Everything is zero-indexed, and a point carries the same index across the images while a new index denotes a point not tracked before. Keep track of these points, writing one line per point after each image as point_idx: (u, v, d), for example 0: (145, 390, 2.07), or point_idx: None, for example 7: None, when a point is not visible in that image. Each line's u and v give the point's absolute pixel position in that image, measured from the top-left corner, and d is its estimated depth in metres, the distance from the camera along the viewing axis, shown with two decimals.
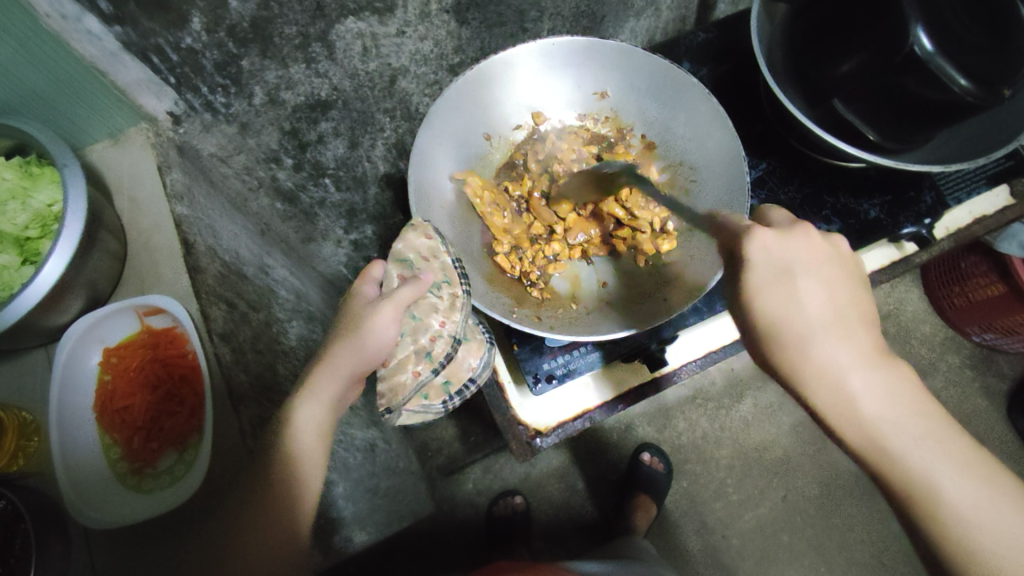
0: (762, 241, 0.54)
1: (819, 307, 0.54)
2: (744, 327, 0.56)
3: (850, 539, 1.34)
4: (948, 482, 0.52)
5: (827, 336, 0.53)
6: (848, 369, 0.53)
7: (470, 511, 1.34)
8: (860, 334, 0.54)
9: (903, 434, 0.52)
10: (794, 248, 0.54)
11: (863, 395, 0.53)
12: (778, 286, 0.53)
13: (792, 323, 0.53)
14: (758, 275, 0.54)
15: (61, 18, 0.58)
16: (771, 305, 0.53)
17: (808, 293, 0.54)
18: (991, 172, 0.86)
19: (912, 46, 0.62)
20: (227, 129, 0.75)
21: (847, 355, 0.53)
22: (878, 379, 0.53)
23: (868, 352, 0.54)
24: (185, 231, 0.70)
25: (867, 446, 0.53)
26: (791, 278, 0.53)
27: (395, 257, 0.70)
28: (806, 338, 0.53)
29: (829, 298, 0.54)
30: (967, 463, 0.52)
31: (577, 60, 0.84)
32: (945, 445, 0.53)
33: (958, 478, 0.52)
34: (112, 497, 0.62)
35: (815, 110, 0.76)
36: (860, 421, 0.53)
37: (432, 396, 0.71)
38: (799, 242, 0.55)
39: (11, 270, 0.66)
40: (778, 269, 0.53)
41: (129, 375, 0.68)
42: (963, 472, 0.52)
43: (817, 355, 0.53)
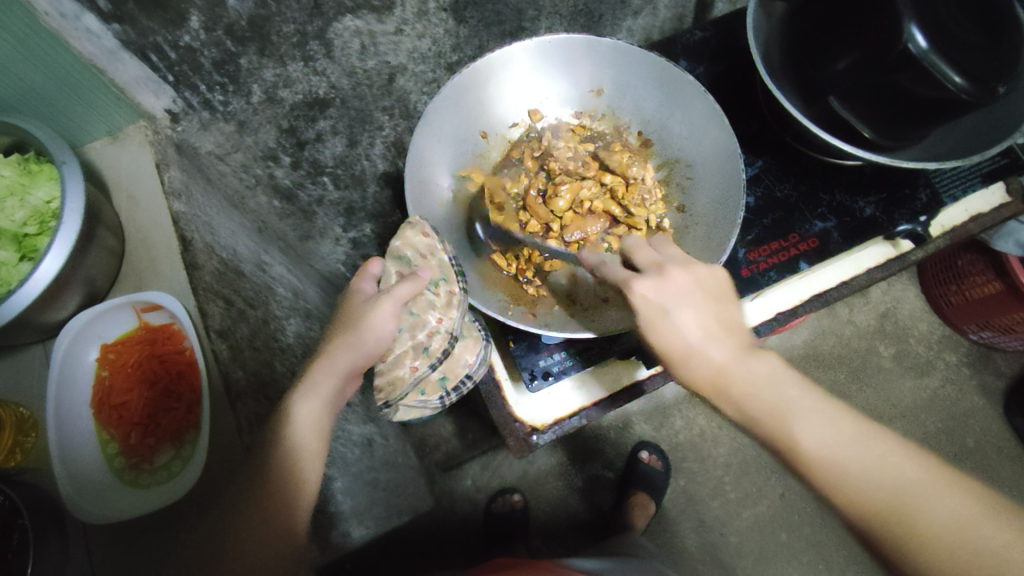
0: (644, 291, 0.60)
1: (690, 321, 0.60)
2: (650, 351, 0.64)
3: (848, 537, 1.34)
4: (824, 435, 0.54)
5: (708, 342, 0.60)
6: (729, 366, 0.59)
7: (468, 508, 1.34)
8: (730, 338, 0.60)
9: (786, 406, 0.56)
10: (672, 285, 0.61)
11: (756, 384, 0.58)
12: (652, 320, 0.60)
13: (675, 342, 0.60)
14: (644, 314, 0.61)
15: (60, 16, 0.59)
16: (662, 335, 0.60)
17: (683, 319, 0.60)
18: (986, 170, 0.87)
19: (906, 44, 0.62)
20: (225, 127, 0.75)
21: (721, 355, 0.59)
22: (755, 367, 0.59)
23: (742, 347, 0.60)
24: (183, 228, 0.71)
25: (767, 427, 0.56)
26: (667, 312, 0.60)
27: (392, 254, 0.70)
28: (688, 354, 0.59)
29: (700, 315, 0.60)
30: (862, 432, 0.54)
31: (573, 58, 0.85)
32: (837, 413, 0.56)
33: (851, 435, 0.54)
34: (110, 493, 0.63)
35: (811, 108, 0.76)
36: (742, 406, 0.58)
37: (429, 392, 0.72)
38: (675, 277, 0.62)
39: (9, 266, 0.66)
40: (654, 307, 0.60)
41: (126, 371, 0.68)
42: (857, 438, 0.54)
43: (699, 365, 0.59)
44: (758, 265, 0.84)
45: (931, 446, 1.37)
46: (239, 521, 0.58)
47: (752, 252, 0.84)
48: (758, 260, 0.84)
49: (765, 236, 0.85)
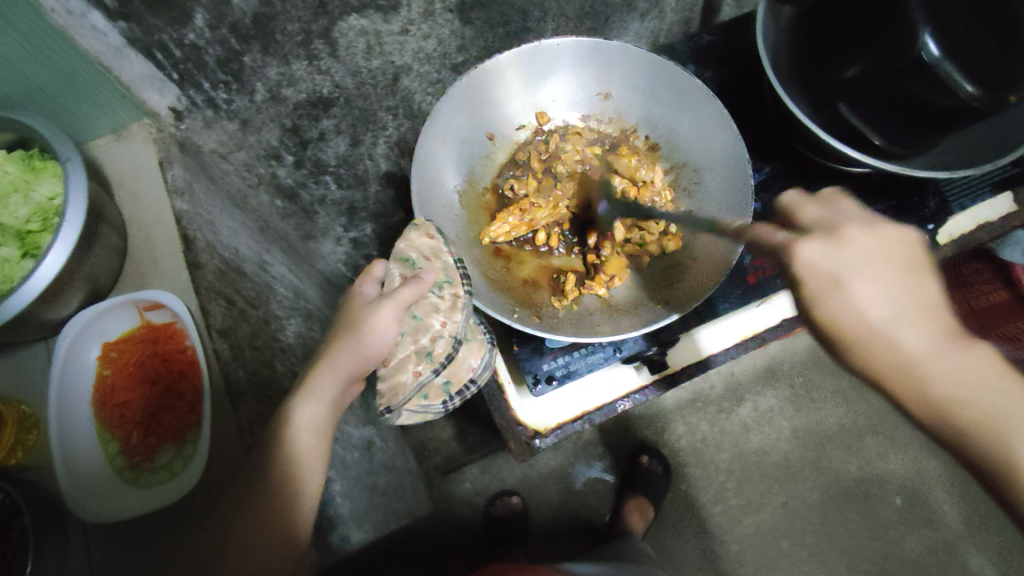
0: (813, 255, 0.54)
1: (892, 301, 0.54)
2: (814, 334, 0.58)
3: (849, 545, 1.34)
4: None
5: (910, 327, 0.54)
6: (924, 357, 0.54)
7: (467, 511, 1.34)
8: (939, 323, 0.55)
9: (998, 414, 0.52)
10: (849, 254, 0.54)
11: (944, 383, 0.53)
12: (835, 293, 0.54)
13: (855, 323, 0.54)
14: (815, 282, 0.55)
15: (66, 13, 0.58)
16: (838, 312, 0.54)
17: (862, 291, 0.54)
18: (997, 179, 0.86)
19: (919, 51, 0.66)
20: (228, 126, 0.75)
21: (924, 341, 0.54)
22: (953, 361, 0.54)
23: (947, 337, 0.54)
24: (185, 226, 0.70)
25: (958, 427, 0.53)
26: (843, 283, 0.54)
27: (396, 257, 0.70)
28: (876, 335, 0.54)
29: (882, 290, 0.54)
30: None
31: (580, 60, 0.84)
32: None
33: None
34: (113, 492, 0.62)
35: (820, 115, 0.73)
36: (953, 407, 0.53)
37: (432, 396, 0.71)
38: (853, 243, 0.55)
39: (11, 263, 0.66)
40: (827, 278, 0.54)
41: (128, 370, 0.68)
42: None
43: (881, 349, 0.54)
44: (764, 271, 0.83)
45: (934, 455, 1.37)
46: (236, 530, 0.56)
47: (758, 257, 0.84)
48: (764, 267, 0.83)
49: None
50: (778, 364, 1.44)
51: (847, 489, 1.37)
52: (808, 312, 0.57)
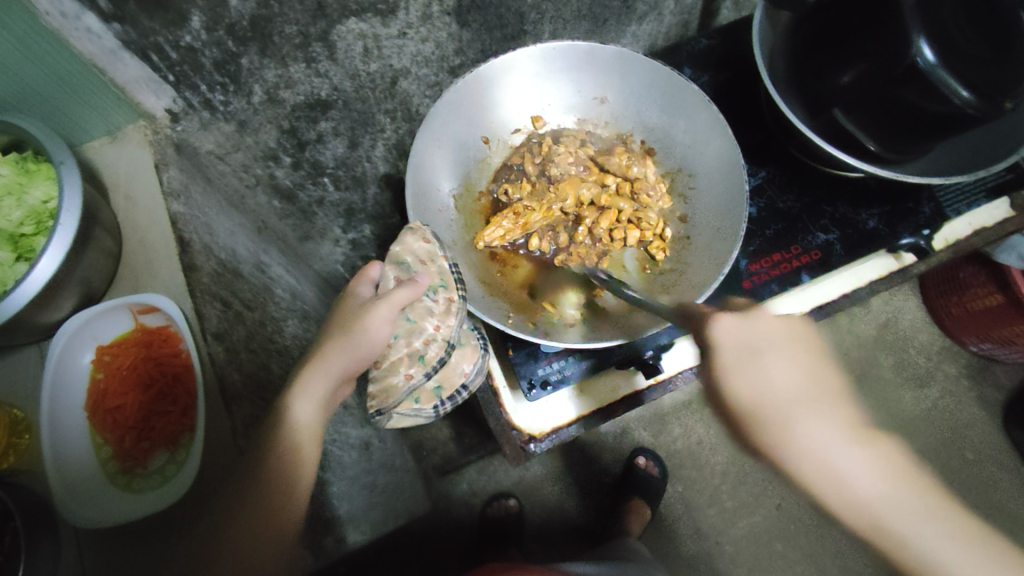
0: (735, 335, 0.55)
1: (795, 387, 0.55)
2: (726, 418, 0.57)
3: (844, 547, 1.34)
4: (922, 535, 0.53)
5: (809, 413, 0.55)
6: (831, 447, 0.54)
7: (464, 512, 1.34)
8: (838, 412, 0.56)
9: (887, 498, 0.54)
10: (765, 336, 0.56)
11: (848, 469, 0.54)
12: (748, 370, 0.55)
13: (764, 404, 0.54)
14: (732, 358, 0.55)
15: (60, 15, 0.58)
16: (750, 391, 0.54)
17: (772, 371, 0.55)
18: (991, 185, 0.86)
19: (913, 57, 0.62)
20: (225, 127, 0.74)
21: (828, 431, 0.55)
22: (854, 452, 0.54)
23: (848, 427, 0.55)
24: (180, 229, 0.70)
25: (850, 511, 0.54)
26: (757, 360, 0.55)
27: (392, 259, 0.70)
28: (788, 420, 0.54)
29: (789, 373, 0.55)
30: (952, 521, 0.54)
31: (577, 64, 0.84)
32: (932, 505, 0.54)
33: (954, 545, 0.53)
34: (105, 498, 0.62)
35: (814, 121, 0.76)
36: (850, 492, 0.54)
37: (423, 400, 0.71)
38: (766, 325, 0.56)
39: (6, 266, 0.66)
40: (744, 350, 0.55)
41: (121, 374, 0.68)
42: (962, 539, 0.53)
43: (790, 431, 0.54)
44: (760, 276, 0.83)
45: (930, 458, 1.37)
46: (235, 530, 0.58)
47: (753, 262, 0.84)
48: (760, 272, 0.84)
49: (767, 247, 0.85)
50: None
51: None
52: (725, 398, 0.56)
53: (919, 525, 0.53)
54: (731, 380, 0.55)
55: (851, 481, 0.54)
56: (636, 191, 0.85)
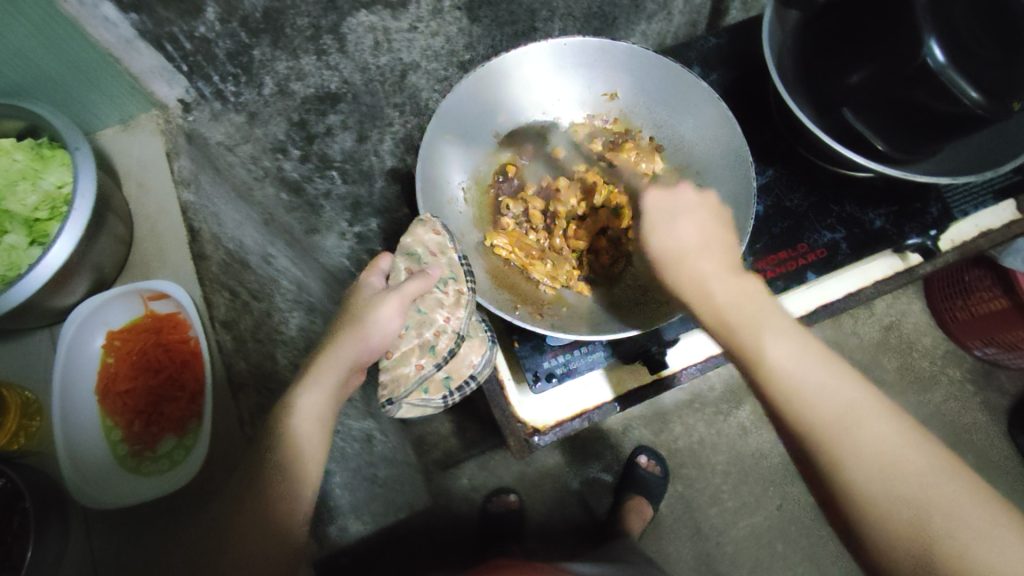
0: (653, 197, 0.68)
1: (687, 237, 0.64)
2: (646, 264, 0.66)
3: (844, 550, 1.34)
4: (787, 356, 0.55)
5: (703, 255, 0.63)
6: (710, 274, 0.61)
7: (464, 507, 1.34)
8: (726, 258, 0.63)
9: (761, 324, 0.58)
10: (676, 199, 0.67)
11: (730, 302, 0.60)
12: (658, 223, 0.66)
13: (667, 246, 0.64)
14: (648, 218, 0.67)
15: (78, 3, 0.59)
16: (655, 234, 0.65)
17: (676, 225, 0.65)
18: (997, 187, 0.87)
19: (924, 58, 0.62)
20: (236, 118, 0.75)
21: (712, 266, 0.62)
22: (733, 284, 0.61)
23: (730, 266, 0.62)
24: (191, 218, 0.72)
25: (738, 340, 0.58)
26: (669, 217, 0.66)
27: (402, 250, 0.71)
28: (678, 256, 0.63)
29: (694, 227, 0.65)
30: (827, 361, 0.55)
31: (588, 60, 0.84)
32: (805, 340, 0.57)
33: (823, 378, 0.54)
34: (114, 479, 0.63)
35: (825, 119, 0.76)
36: (723, 312, 0.59)
37: (432, 391, 0.72)
38: (685, 192, 0.68)
39: (19, 250, 0.66)
40: (660, 211, 0.67)
41: (132, 359, 0.69)
42: (844, 381, 0.54)
43: (686, 266, 0.62)
44: (767, 274, 0.83)
45: None
46: (241, 521, 0.57)
47: (759, 261, 0.84)
48: (767, 269, 0.83)
49: (772, 246, 0.85)
50: None
51: None
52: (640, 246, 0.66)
53: (787, 348, 0.56)
54: (646, 228, 0.66)
55: (729, 302, 0.59)
56: (645, 189, 0.86)
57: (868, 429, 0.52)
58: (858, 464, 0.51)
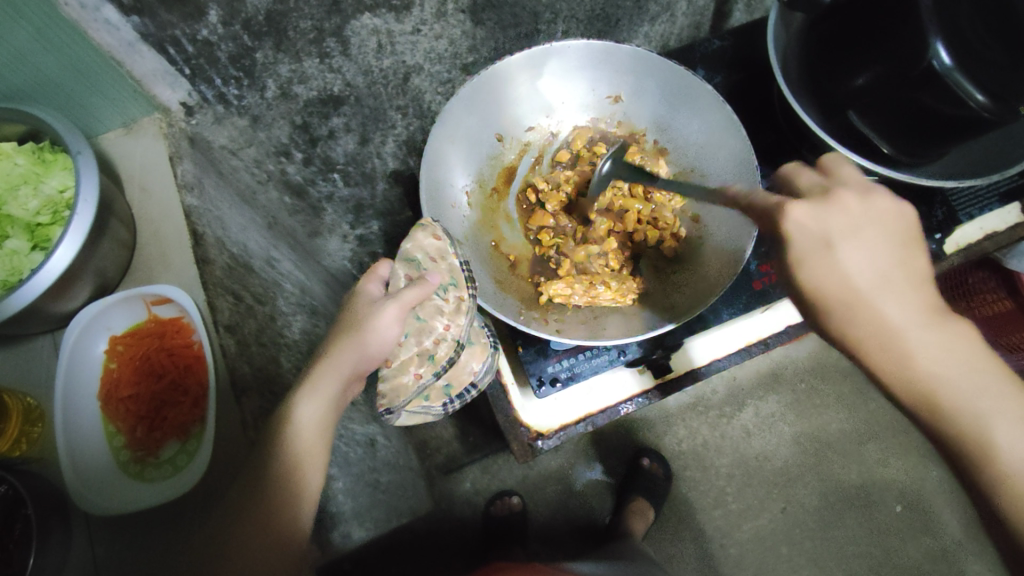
0: (801, 217, 0.54)
1: (869, 277, 0.54)
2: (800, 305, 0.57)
3: (848, 552, 1.34)
4: (1016, 443, 0.51)
5: (891, 297, 0.54)
6: (903, 327, 0.54)
7: (467, 511, 1.34)
8: (917, 296, 0.55)
9: (970, 391, 0.53)
10: (829, 216, 0.54)
11: (925, 357, 0.53)
12: (818, 259, 0.54)
13: (843, 290, 0.54)
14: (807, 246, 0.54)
15: (79, 7, 0.59)
16: (820, 277, 0.54)
17: (850, 256, 0.54)
18: (1004, 190, 0.86)
19: (930, 61, 0.62)
20: (239, 122, 0.77)
21: (906, 315, 0.54)
22: (932, 334, 0.54)
23: (930, 312, 0.54)
24: (195, 221, 0.71)
25: (950, 417, 0.53)
26: (832, 245, 0.54)
27: (401, 257, 0.69)
28: (860, 303, 0.54)
29: (873, 262, 0.54)
30: None
31: (592, 62, 0.84)
32: (1021, 412, 0.52)
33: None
34: (117, 485, 0.63)
35: (829, 122, 0.76)
36: (928, 374, 0.53)
37: (432, 398, 0.72)
38: (846, 211, 0.55)
39: (20, 255, 0.66)
40: (817, 239, 0.54)
41: (135, 363, 0.68)
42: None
43: (865, 315, 0.54)
44: (769, 278, 0.83)
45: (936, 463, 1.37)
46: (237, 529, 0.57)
47: (763, 264, 0.84)
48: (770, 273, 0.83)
49: None
50: (782, 369, 1.44)
51: (847, 495, 1.37)
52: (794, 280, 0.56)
53: (1008, 432, 0.51)
54: (799, 266, 0.55)
55: (927, 368, 0.53)
56: (649, 192, 0.85)
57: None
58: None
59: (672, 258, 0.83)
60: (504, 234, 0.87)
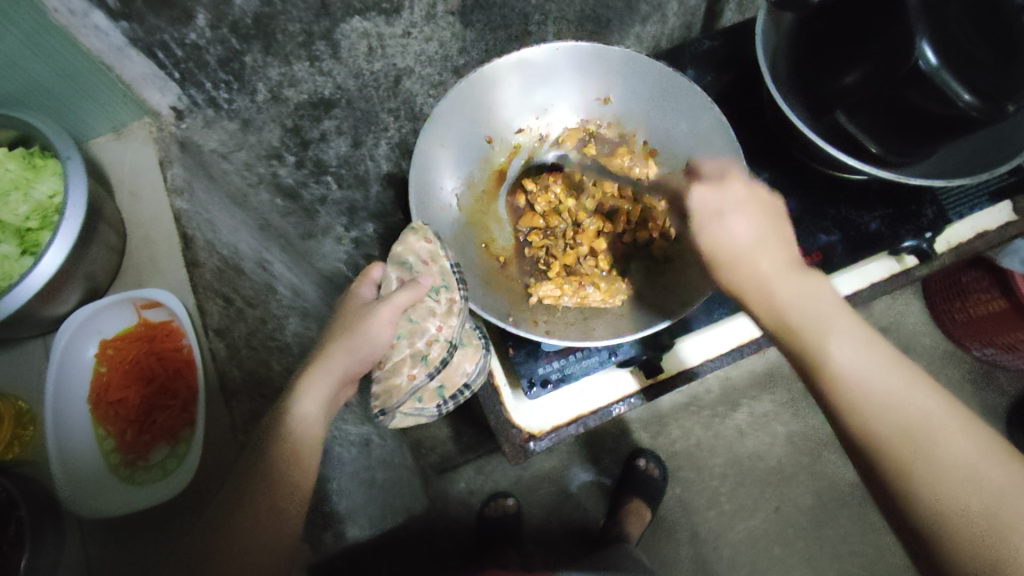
0: (702, 196, 0.67)
1: (745, 235, 0.64)
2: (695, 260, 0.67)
3: (842, 551, 1.34)
4: (853, 362, 0.54)
5: (763, 251, 0.62)
6: (774, 272, 0.61)
7: (462, 511, 1.34)
8: (789, 255, 0.63)
9: (824, 326, 0.57)
10: (730, 194, 0.67)
11: (790, 300, 0.59)
12: (712, 222, 0.65)
13: (721, 246, 0.64)
14: (702, 215, 0.67)
15: (68, 13, 0.59)
16: (710, 234, 0.65)
17: (734, 221, 0.64)
18: (994, 188, 0.87)
19: (917, 60, 0.61)
20: (229, 125, 0.75)
21: (774, 264, 0.61)
22: (795, 282, 0.60)
23: (794, 264, 0.62)
24: (185, 225, 0.70)
25: (805, 347, 0.57)
26: (720, 214, 0.65)
27: (394, 259, 0.70)
28: (735, 256, 0.62)
29: (752, 225, 0.64)
30: (901, 369, 0.54)
31: (580, 65, 0.84)
32: (874, 346, 0.55)
33: (899, 392, 0.53)
34: (106, 489, 0.63)
35: (818, 122, 0.76)
36: (787, 315, 0.59)
37: (425, 399, 0.71)
38: (734, 189, 0.67)
39: (10, 260, 0.66)
40: (711, 210, 0.66)
41: (124, 367, 0.68)
42: (912, 389, 0.53)
43: (744, 266, 0.62)
44: None
45: None
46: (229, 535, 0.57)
47: None
48: None
49: None
50: (777, 368, 1.44)
51: (841, 495, 1.37)
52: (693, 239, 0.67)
53: (855, 357, 0.54)
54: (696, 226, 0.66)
55: (790, 302, 0.59)
56: (636, 193, 0.88)
57: (941, 436, 0.51)
58: (929, 474, 0.49)
59: (663, 259, 0.82)
60: (495, 235, 0.87)
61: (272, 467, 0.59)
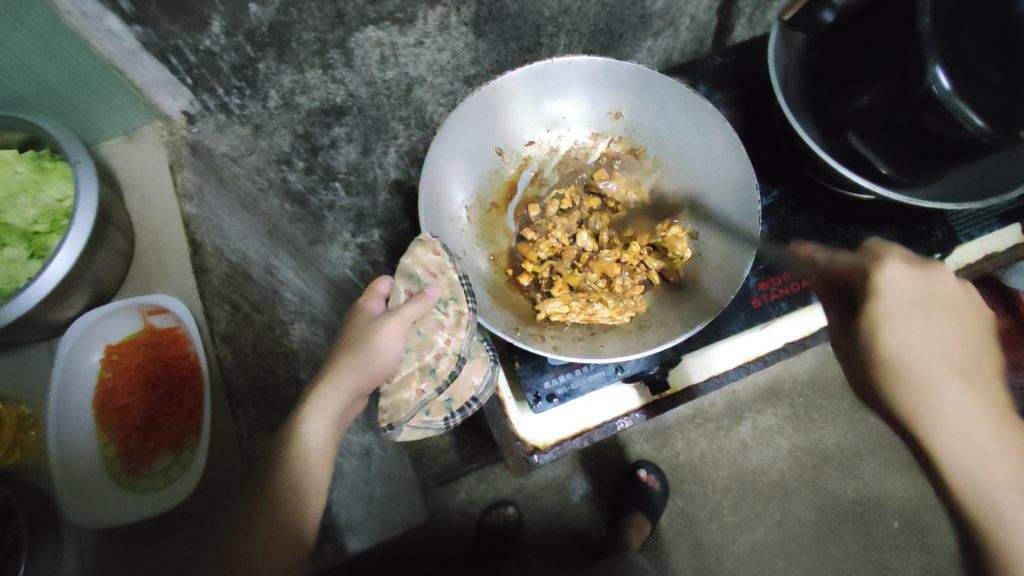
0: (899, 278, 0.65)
1: (946, 358, 0.62)
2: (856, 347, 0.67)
3: (844, 567, 1.33)
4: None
5: (955, 382, 0.61)
6: (967, 414, 0.60)
7: (463, 521, 1.34)
8: (987, 396, 0.62)
9: (1000, 492, 0.58)
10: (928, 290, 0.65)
11: (976, 445, 0.59)
12: (913, 323, 0.63)
13: (913, 357, 0.63)
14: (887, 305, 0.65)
15: (81, 15, 0.58)
16: (894, 338, 0.63)
17: (918, 335, 0.63)
18: (1003, 211, 0.86)
19: (929, 86, 0.61)
20: (240, 130, 0.75)
21: (968, 407, 0.61)
22: (988, 435, 0.60)
23: (995, 415, 0.61)
24: (194, 230, 0.71)
25: (978, 502, 0.58)
26: (925, 317, 0.63)
27: (402, 272, 0.70)
28: (930, 376, 0.62)
29: (942, 347, 0.63)
30: None
31: (593, 80, 0.84)
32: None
33: None
34: (107, 496, 0.62)
35: (830, 141, 0.76)
36: (970, 465, 0.59)
37: (432, 412, 0.72)
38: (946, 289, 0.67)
39: (18, 263, 0.66)
40: (905, 304, 0.64)
41: (129, 373, 0.68)
42: None
43: (937, 389, 0.61)
44: (769, 295, 0.83)
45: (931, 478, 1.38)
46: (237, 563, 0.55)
47: (763, 281, 0.84)
48: (769, 290, 0.84)
49: (777, 265, 0.85)
50: (780, 383, 1.44)
51: (844, 510, 1.37)
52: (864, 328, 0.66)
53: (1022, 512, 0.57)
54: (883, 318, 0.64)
55: (954, 423, 0.60)
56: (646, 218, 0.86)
57: None
58: None
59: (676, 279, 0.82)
60: (501, 248, 0.87)
61: (299, 469, 0.60)
